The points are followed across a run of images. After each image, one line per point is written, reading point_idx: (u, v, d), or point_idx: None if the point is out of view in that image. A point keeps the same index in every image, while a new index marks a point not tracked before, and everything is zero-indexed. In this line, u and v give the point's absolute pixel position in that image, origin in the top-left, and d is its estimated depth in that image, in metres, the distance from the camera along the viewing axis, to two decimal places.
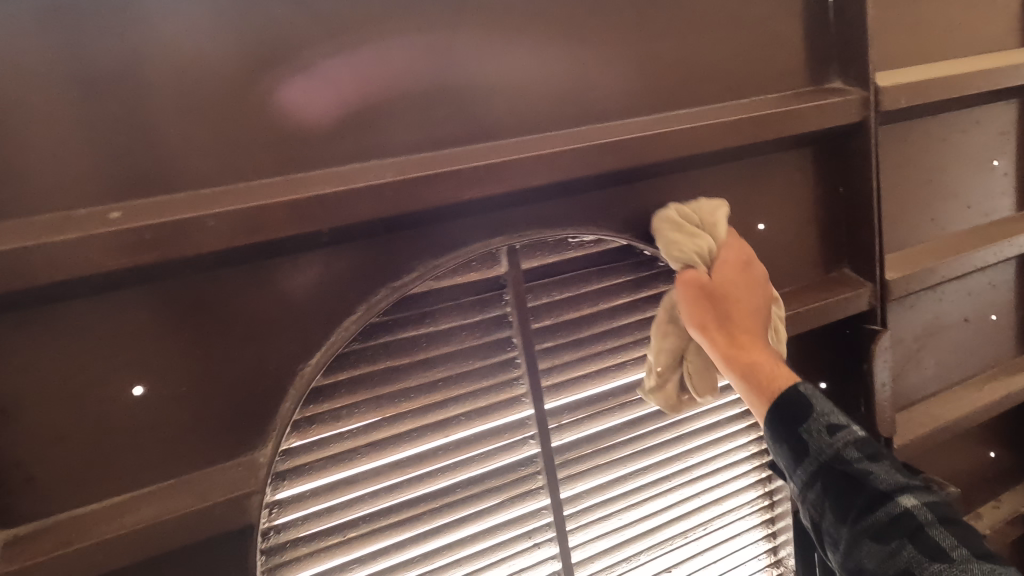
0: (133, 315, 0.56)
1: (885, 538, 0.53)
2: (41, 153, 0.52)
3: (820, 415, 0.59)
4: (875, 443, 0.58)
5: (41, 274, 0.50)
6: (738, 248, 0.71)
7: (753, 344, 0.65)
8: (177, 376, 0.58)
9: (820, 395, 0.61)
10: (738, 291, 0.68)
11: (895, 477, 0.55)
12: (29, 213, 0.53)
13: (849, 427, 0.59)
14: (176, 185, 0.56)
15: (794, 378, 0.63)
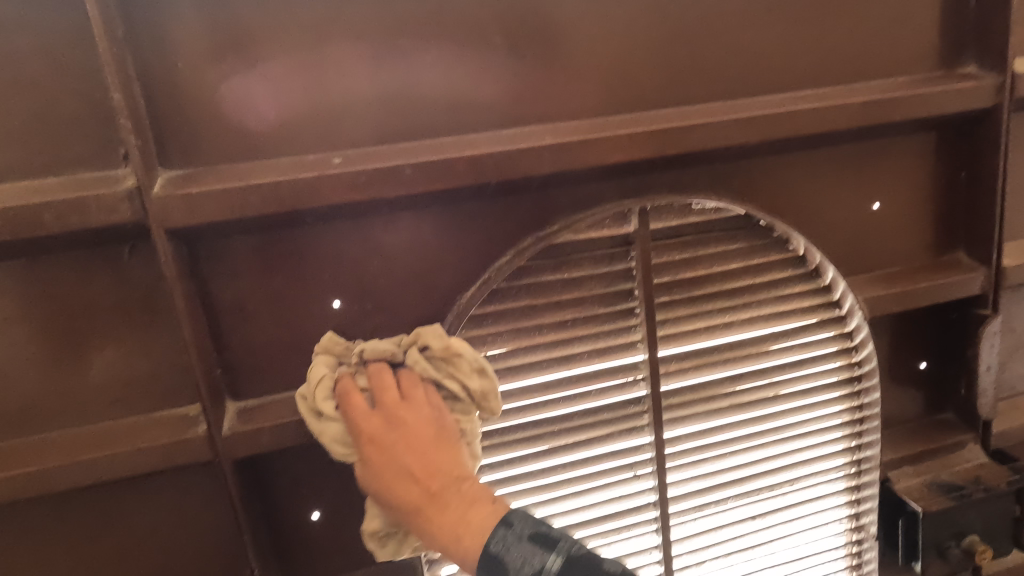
0: (338, 242, 0.70)
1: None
2: (283, 111, 0.66)
3: (515, 575, 0.58)
4: (575, 564, 0.58)
5: (285, 204, 0.64)
6: (418, 398, 0.64)
7: (460, 504, 0.61)
8: (365, 295, 0.72)
9: (516, 541, 0.59)
10: (401, 472, 0.62)
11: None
12: (272, 156, 0.67)
13: (546, 567, 0.58)
14: (379, 137, 0.69)
15: (490, 528, 0.60)
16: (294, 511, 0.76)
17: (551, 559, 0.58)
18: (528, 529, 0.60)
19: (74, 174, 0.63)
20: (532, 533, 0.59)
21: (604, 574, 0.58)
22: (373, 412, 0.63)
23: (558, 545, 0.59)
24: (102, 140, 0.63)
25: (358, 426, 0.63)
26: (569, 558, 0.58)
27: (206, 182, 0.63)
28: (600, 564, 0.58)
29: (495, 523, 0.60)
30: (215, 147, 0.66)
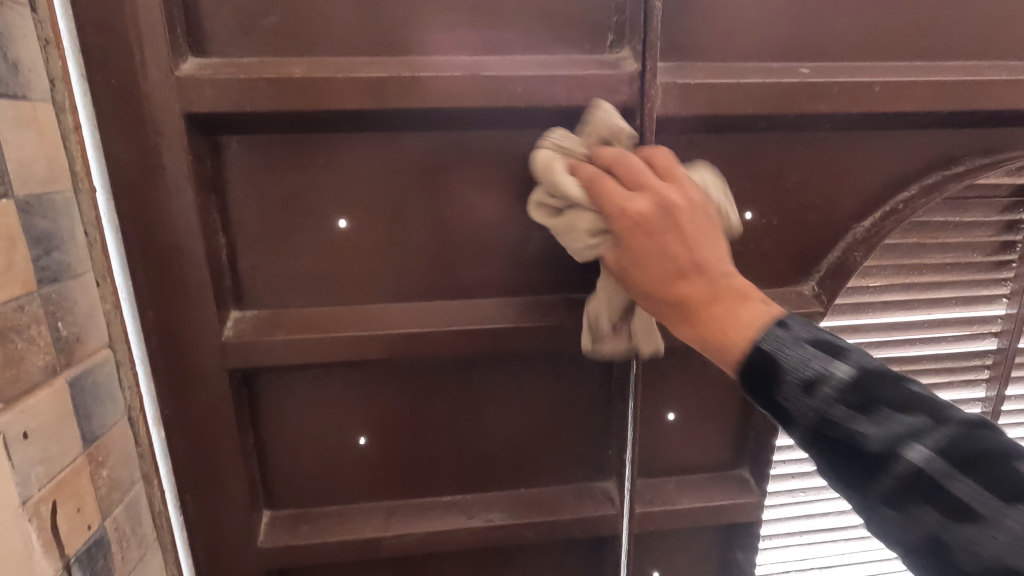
0: (770, 156, 0.72)
1: (900, 506, 0.43)
2: (764, 14, 0.66)
3: (790, 371, 0.47)
4: (875, 376, 0.45)
5: (762, 106, 0.65)
6: (668, 186, 0.52)
7: (724, 293, 0.51)
8: (776, 210, 0.74)
9: (789, 344, 0.47)
10: (665, 261, 0.51)
11: (890, 426, 0.43)
12: (743, 61, 0.67)
13: (830, 375, 0.45)
14: (833, 53, 0.68)
15: (762, 328, 0.49)
16: (654, 411, 0.80)
17: (839, 367, 0.45)
18: (809, 334, 0.47)
19: (565, 54, 0.65)
20: (812, 337, 0.47)
21: (889, 396, 0.44)
22: (640, 194, 0.52)
23: (845, 353, 0.46)
24: (596, 25, 0.65)
25: (612, 209, 0.52)
26: (851, 375, 0.45)
27: (695, 75, 0.65)
28: (906, 392, 0.44)
29: (768, 322, 0.49)
30: (696, 44, 0.65)
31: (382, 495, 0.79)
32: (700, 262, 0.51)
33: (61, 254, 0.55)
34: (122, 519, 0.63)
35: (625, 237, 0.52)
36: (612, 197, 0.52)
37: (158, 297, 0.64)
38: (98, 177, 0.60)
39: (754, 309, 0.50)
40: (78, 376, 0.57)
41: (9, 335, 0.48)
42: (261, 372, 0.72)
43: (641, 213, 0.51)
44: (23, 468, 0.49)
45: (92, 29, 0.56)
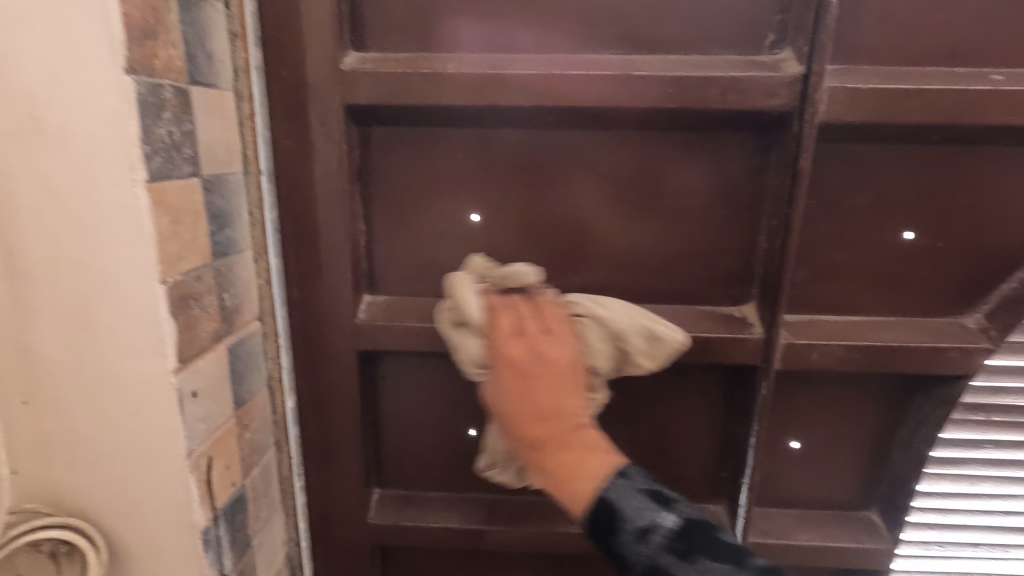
0: (942, 171, 0.65)
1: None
2: (951, 14, 0.59)
3: (625, 525, 0.50)
4: (697, 530, 0.49)
5: (943, 116, 0.59)
6: (537, 340, 0.57)
7: (571, 446, 0.54)
8: (942, 230, 0.66)
9: (630, 492, 0.51)
10: (530, 405, 0.55)
11: (699, 568, 0.47)
12: (922, 66, 0.60)
13: (659, 525, 0.49)
14: None
15: (605, 478, 0.52)
16: (777, 438, 0.75)
17: (667, 516, 0.49)
18: (643, 483, 0.52)
19: (719, 55, 0.62)
20: (652, 488, 0.51)
21: (732, 551, 0.47)
22: (519, 338, 0.57)
23: (672, 503, 0.51)
24: (756, 24, 0.62)
25: (495, 342, 0.57)
26: (749, 564, 0.47)
27: (866, 80, 0.59)
28: (751, 561, 0.47)
29: (611, 472, 0.53)
30: (869, 46, 0.60)
31: (485, 487, 0.80)
32: (563, 412, 0.55)
33: (230, 231, 0.60)
34: (258, 480, 0.67)
35: (500, 369, 0.57)
36: (495, 330, 0.57)
37: (303, 276, 0.68)
38: (264, 161, 0.64)
39: (599, 462, 0.53)
40: (235, 344, 0.61)
41: (189, 301, 0.52)
42: (384, 355, 0.75)
43: (548, 409, 0.55)
44: (190, 422, 0.53)
45: (271, 24, 0.61)
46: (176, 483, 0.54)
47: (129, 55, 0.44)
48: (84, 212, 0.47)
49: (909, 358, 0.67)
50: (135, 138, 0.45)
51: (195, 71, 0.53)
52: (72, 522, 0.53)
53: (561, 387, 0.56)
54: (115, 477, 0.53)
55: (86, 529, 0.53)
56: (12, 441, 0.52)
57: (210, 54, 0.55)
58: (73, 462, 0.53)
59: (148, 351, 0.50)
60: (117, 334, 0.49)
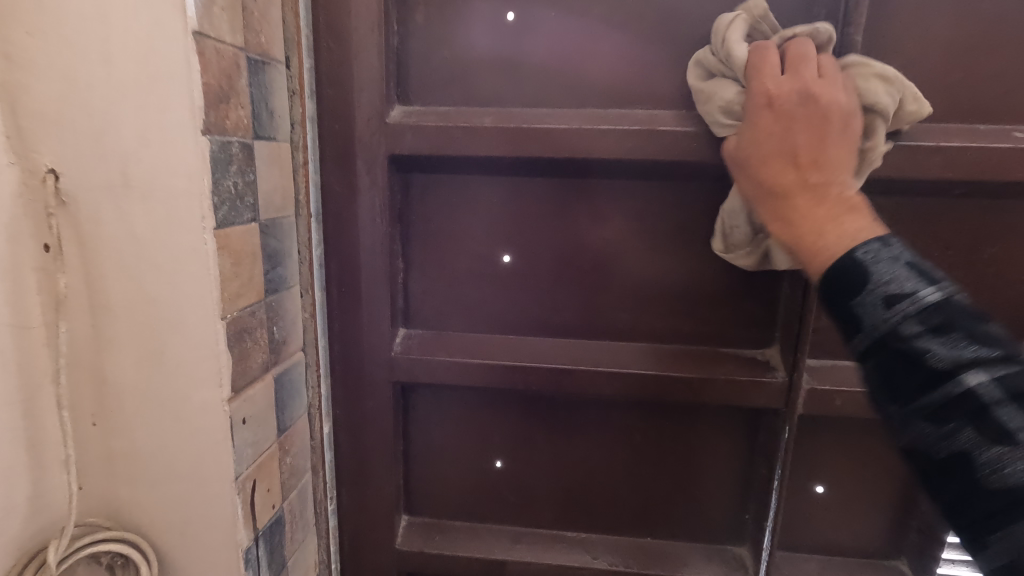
0: (967, 223, 0.66)
1: (945, 421, 0.40)
2: (973, 75, 0.61)
3: (872, 290, 0.43)
4: (959, 308, 0.41)
5: (965, 171, 0.60)
6: (820, 114, 0.51)
7: (809, 188, 0.51)
8: (969, 281, 0.67)
9: (887, 258, 0.44)
10: (785, 149, 0.52)
11: (961, 353, 0.40)
12: (942, 123, 0.62)
13: (916, 294, 0.42)
14: None
15: (860, 241, 0.46)
16: (801, 482, 0.75)
17: (930, 290, 0.42)
18: (909, 256, 0.44)
19: None
20: (914, 259, 0.43)
21: (995, 337, 0.40)
22: (788, 78, 0.53)
23: (940, 281, 0.42)
24: None
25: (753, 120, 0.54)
26: (990, 335, 0.40)
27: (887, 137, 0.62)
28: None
29: (867, 238, 0.46)
30: None
31: (510, 518, 0.82)
32: (825, 159, 0.51)
33: (282, 268, 0.65)
34: (295, 503, 0.71)
35: (756, 116, 0.54)
36: (764, 77, 0.53)
37: (345, 310, 0.73)
38: (314, 204, 0.70)
39: (857, 226, 0.47)
40: (282, 373, 0.66)
41: (244, 335, 0.57)
42: (417, 387, 0.78)
43: (808, 150, 0.51)
44: (239, 447, 0.57)
45: (327, 82, 0.66)
46: (224, 504, 0.58)
47: (206, 118, 0.50)
48: (160, 255, 0.52)
49: None
50: (208, 191, 0.51)
51: (259, 127, 0.59)
52: (129, 536, 0.57)
53: (794, 128, 0.52)
54: (170, 495, 0.58)
55: (140, 543, 0.58)
56: (81, 458, 0.57)
57: (272, 110, 0.61)
58: (133, 480, 0.58)
59: (207, 382, 0.55)
60: (181, 364, 0.54)
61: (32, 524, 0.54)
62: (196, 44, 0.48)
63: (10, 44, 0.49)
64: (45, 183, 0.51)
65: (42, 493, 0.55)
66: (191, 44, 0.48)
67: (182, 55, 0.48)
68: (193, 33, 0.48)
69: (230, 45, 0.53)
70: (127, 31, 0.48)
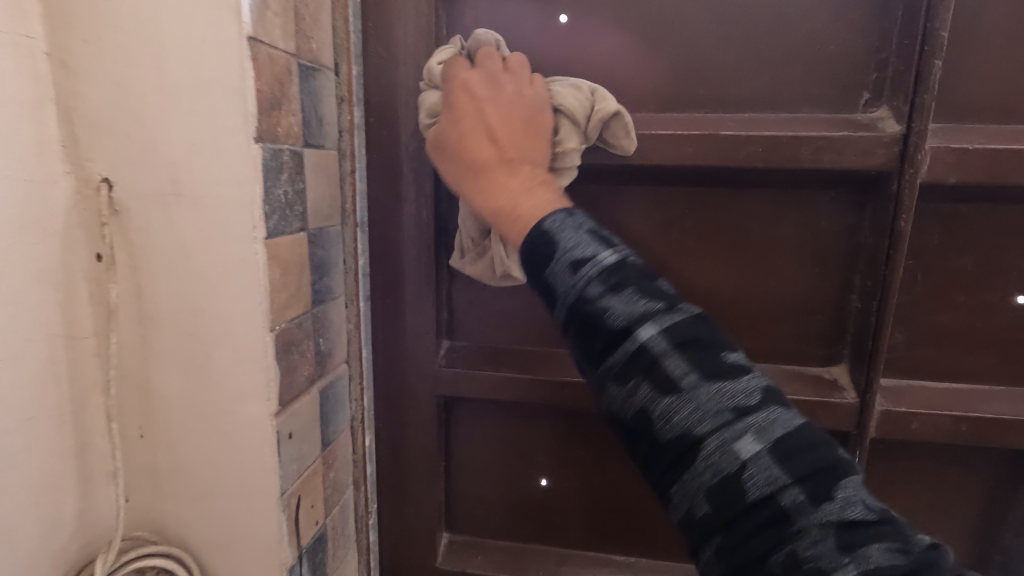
0: None
1: (625, 378, 0.43)
2: None
3: (562, 256, 0.47)
4: (637, 270, 0.46)
5: None
6: (496, 99, 0.56)
7: (509, 169, 0.54)
8: None
9: (574, 228, 0.48)
10: (478, 129, 0.55)
11: (635, 306, 0.43)
12: None
13: (595, 258, 0.46)
14: None
15: (551, 212, 0.50)
16: None
17: (608, 253, 0.46)
18: (590, 224, 0.48)
19: (811, 115, 0.62)
20: (597, 229, 0.48)
21: (661, 293, 0.45)
22: (490, 81, 0.57)
23: (616, 245, 0.47)
24: (850, 84, 0.61)
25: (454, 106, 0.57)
26: (662, 293, 0.45)
27: (973, 140, 0.57)
28: (721, 357, 0.43)
29: (557, 209, 0.50)
30: (974, 104, 0.58)
31: (554, 539, 0.79)
32: (519, 147, 0.55)
33: (328, 279, 0.63)
34: (337, 519, 0.69)
35: (455, 111, 0.57)
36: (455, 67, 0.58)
37: (390, 322, 0.71)
38: (360, 213, 0.68)
39: (546, 202, 0.52)
40: (326, 387, 0.64)
41: (291, 347, 0.56)
42: (460, 401, 0.76)
43: (501, 129, 0.55)
44: (285, 462, 0.56)
45: (375, 89, 0.65)
46: (268, 522, 0.56)
47: (259, 125, 0.49)
48: (208, 266, 0.51)
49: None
50: (259, 199, 0.49)
51: (309, 135, 0.57)
52: (175, 551, 0.56)
53: (513, 125, 0.56)
54: (214, 511, 0.56)
55: (185, 559, 0.57)
56: (128, 471, 0.57)
57: (321, 118, 0.60)
58: (178, 495, 0.57)
59: (253, 396, 0.53)
60: (228, 377, 0.53)
61: (80, 538, 0.54)
62: (250, 50, 0.47)
63: (67, 53, 0.49)
64: (99, 193, 0.50)
65: (91, 507, 0.55)
66: (246, 49, 0.47)
67: (235, 61, 0.47)
68: (247, 38, 0.47)
69: (282, 51, 0.52)
70: (181, 38, 0.47)
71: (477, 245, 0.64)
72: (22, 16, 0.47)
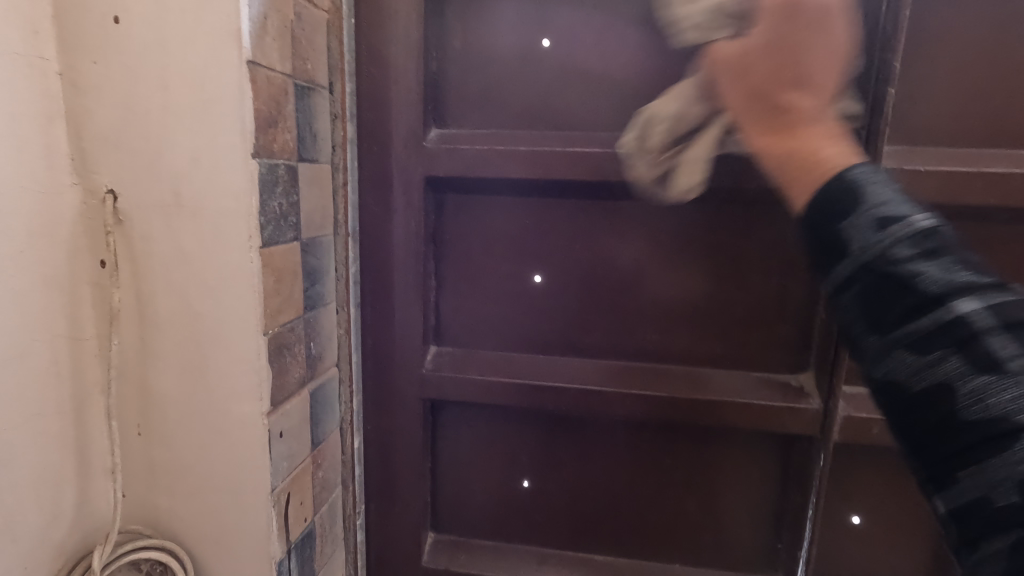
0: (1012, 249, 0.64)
1: (927, 347, 0.36)
2: (1016, 100, 0.60)
3: (868, 214, 0.39)
4: (950, 235, 0.38)
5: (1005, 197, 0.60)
6: (739, 53, 0.46)
7: (801, 123, 0.45)
8: None
9: (879, 181, 0.40)
10: (766, 98, 0.46)
11: (953, 275, 0.36)
12: (984, 147, 0.62)
13: (908, 216, 0.38)
14: None
15: (845, 163, 0.42)
16: (837, 512, 0.73)
17: (923, 217, 0.38)
18: (891, 184, 0.40)
19: None
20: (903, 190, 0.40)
21: (981, 267, 0.37)
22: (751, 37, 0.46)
23: (929, 210, 0.39)
24: None
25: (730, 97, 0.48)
26: (983, 267, 0.37)
27: (925, 161, 0.61)
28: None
29: (851, 162, 0.42)
30: (928, 128, 0.62)
31: (536, 539, 0.82)
32: (805, 100, 0.45)
33: (320, 286, 0.67)
34: (325, 517, 0.72)
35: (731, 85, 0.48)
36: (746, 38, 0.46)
37: (379, 327, 0.74)
38: (352, 223, 0.71)
39: (838, 152, 0.43)
40: (316, 388, 0.67)
41: (283, 350, 0.59)
42: (446, 404, 0.79)
43: (758, 52, 0.49)
44: (276, 460, 0.59)
45: (368, 106, 0.69)
46: (259, 517, 0.59)
47: (256, 142, 0.52)
48: (207, 273, 0.54)
49: None
50: (255, 211, 0.53)
51: (304, 150, 0.61)
52: (169, 544, 0.59)
53: (775, 75, 0.45)
54: (208, 506, 0.59)
55: (178, 552, 0.59)
56: (125, 468, 0.59)
57: (315, 133, 0.63)
58: (173, 490, 0.59)
59: (247, 396, 0.56)
60: (223, 377, 0.56)
61: (78, 530, 0.57)
62: (249, 72, 0.51)
63: (78, 73, 0.52)
64: (104, 204, 0.54)
65: (88, 501, 0.57)
66: (245, 72, 0.50)
67: (236, 83, 0.50)
68: (246, 61, 0.50)
69: (279, 72, 0.55)
70: (185, 61, 0.51)
71: (665, 146, 0.59)
72: (37, 40, 0.50)
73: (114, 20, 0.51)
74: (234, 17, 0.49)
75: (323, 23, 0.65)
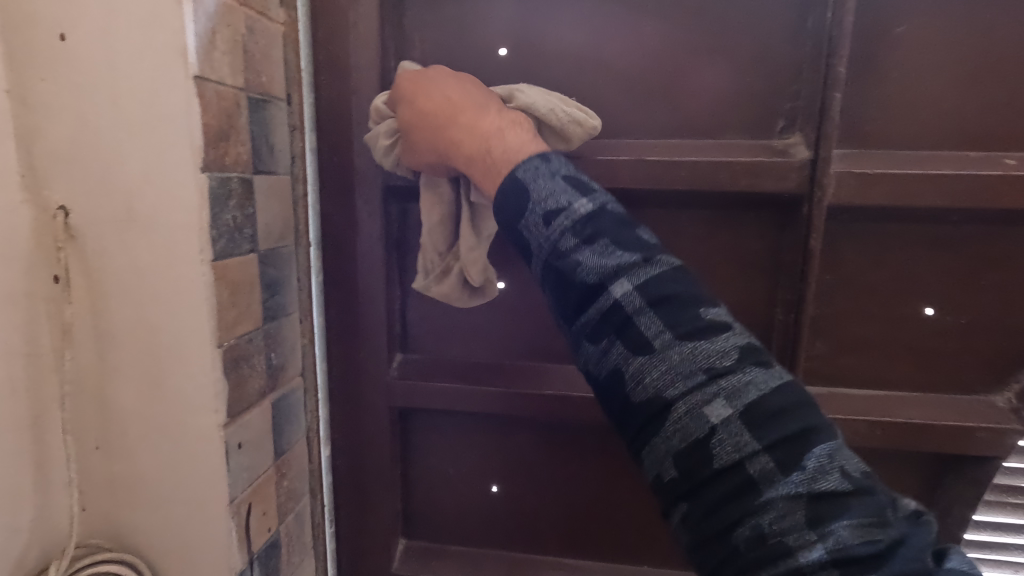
0: (963, 248, 0.65)
1: (600, 334, 0.42)
2: (959, 102, 0.61)
3: (536, 206, 0.46)
4: (610, 218, 0.45)
5: (955, 198, 0.60)
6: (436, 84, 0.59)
7: (478, 131, 0.55)
8: (966, 307, 0.66)
9: (547, 173, 0.47)
10: (442, 102, 0.58)
11: (605, 262, 0.43)
12: (931, 150, 0.63)
13: (569, 207, 0.45)
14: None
15: (524, 158, 0.50)
16: None
17: (584, 204, 0.45)
18: (567, 170, 0.48)
19: (732, 141, 0.66)
20: (567, 174, 0.47)
21: (636, 244, 0.43)
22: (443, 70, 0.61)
23: (592, 193, 0.46)
24: (767, 112, 0.66)
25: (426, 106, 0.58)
26: (627, 238, 0.44)
27: (874, 165, 0.62)
28: (699, 316, 0.41)
29: (533, 155, 0.49)
30: (877, 131, 0.63)
31: (506, 543, 0.82)
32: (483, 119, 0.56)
33: (281, 296, 0.67)
34: (292, 526, 0.72)
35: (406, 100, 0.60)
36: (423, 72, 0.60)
37: (344, 336, 0.75)
38: (313, 233, 0.72)
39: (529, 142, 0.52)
40: (279, 399, 0.68)
41: (240, 362, 0.59)
42: (416, 411, 0.80)
43: (456, 94, 0.58)
44: (234, 472, 0.59)
45: (327, 117, 0.69)
46: (219, 530, 0.59)
47: (206, 156, 0.52)
48: (160, 287, 0.54)
49: (941, 437, 0.66)
50: (206, 224, 0.53)
51: (260, 161, 0.61)
52: (128, 557, 0.59)
53: (450, 102, 0.58)
54: (168, 518, 0.59)
55: (138, 564, 0.59)
56: (83, 482, 0.59)
57: (272, 145, 0.64)
58: (133, 503, 0.59)
59: (203, 408, 0.56)
60: (179, 390, 0.56)
61: (37, 545, 0.57)
62: (196, 88, 0.51)
63: (27, 91, 0.52)
64: (55, 220, 0.54)
65: (46, 517, 0.57)
66: (192, 87, 0.51)
67: (183, 97, 0.51)
68: (194, 77, 0.51)
69: (230, 86, 0.56)
70: (132, 76, 0.51)
71: (445, 261, 0.66)
72: None
73: (60, 37, 0.51)
74: (180, 34, 0.50)
75: (280, 36, 0.65)
